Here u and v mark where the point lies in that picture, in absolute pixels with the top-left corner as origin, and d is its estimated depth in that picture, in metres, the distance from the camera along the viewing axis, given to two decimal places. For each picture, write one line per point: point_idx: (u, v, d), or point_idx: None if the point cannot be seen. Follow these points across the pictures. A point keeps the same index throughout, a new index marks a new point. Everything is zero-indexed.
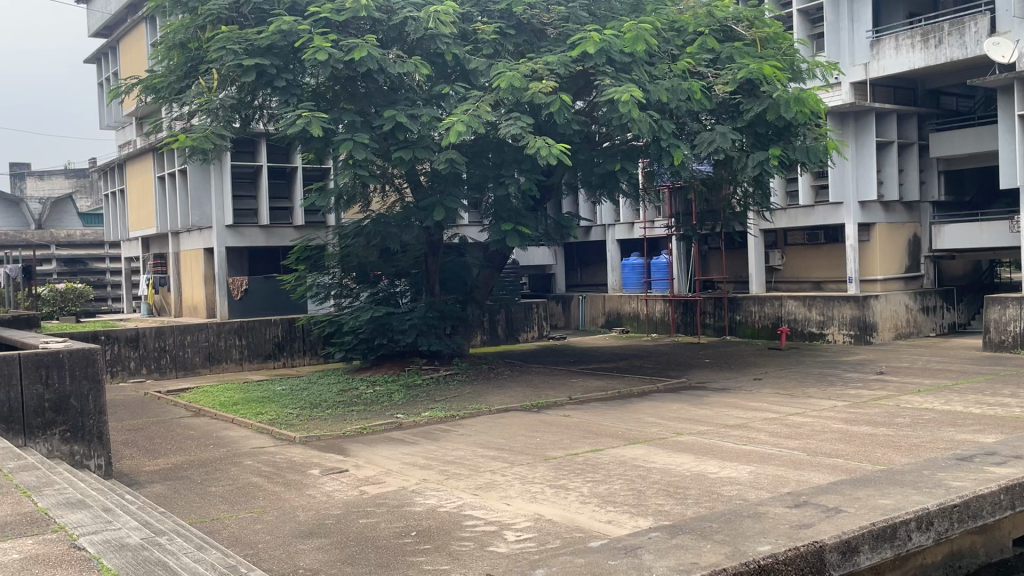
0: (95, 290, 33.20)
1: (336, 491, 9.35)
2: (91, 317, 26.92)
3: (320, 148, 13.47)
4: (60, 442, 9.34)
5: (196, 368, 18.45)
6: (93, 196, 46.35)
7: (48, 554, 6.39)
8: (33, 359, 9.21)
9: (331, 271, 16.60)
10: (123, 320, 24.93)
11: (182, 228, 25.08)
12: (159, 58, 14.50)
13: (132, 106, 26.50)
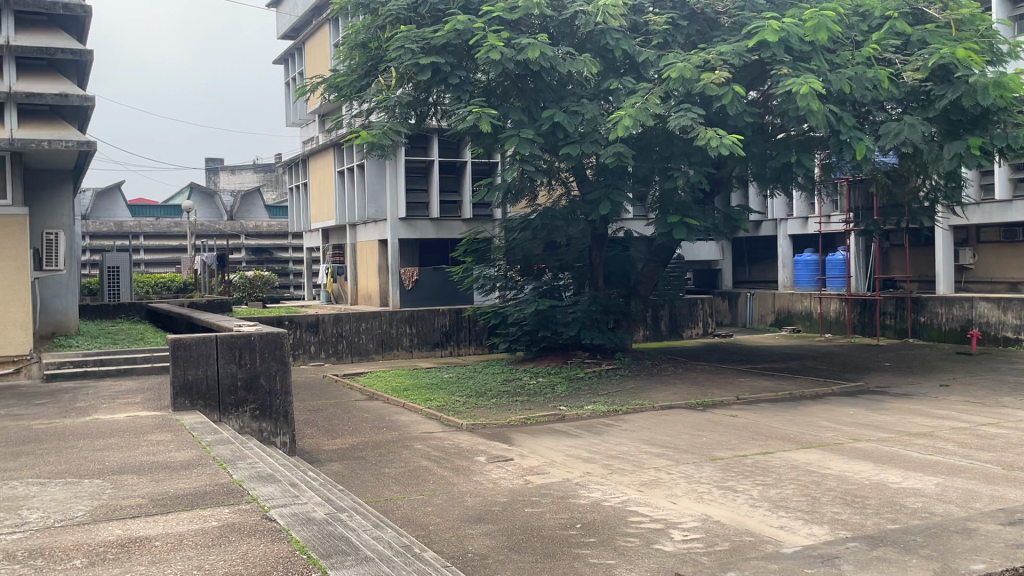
0: (279, 278, 35.40)
1: (502, 478, 9.53)
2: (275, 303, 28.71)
3: (489, 143, 13.73)
4: (250, 419, 10.01)
5: (370, 354, 19.33)
6: (279, 190, 49.55)
7: (243, 523, 6.89)
8: (228, 341, 9.93)
9: (497, 263, 16.89)
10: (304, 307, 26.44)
11: (359, 220, 26.30)
12: (342, 57, 15.20)
13: (316, 103, 28.04)
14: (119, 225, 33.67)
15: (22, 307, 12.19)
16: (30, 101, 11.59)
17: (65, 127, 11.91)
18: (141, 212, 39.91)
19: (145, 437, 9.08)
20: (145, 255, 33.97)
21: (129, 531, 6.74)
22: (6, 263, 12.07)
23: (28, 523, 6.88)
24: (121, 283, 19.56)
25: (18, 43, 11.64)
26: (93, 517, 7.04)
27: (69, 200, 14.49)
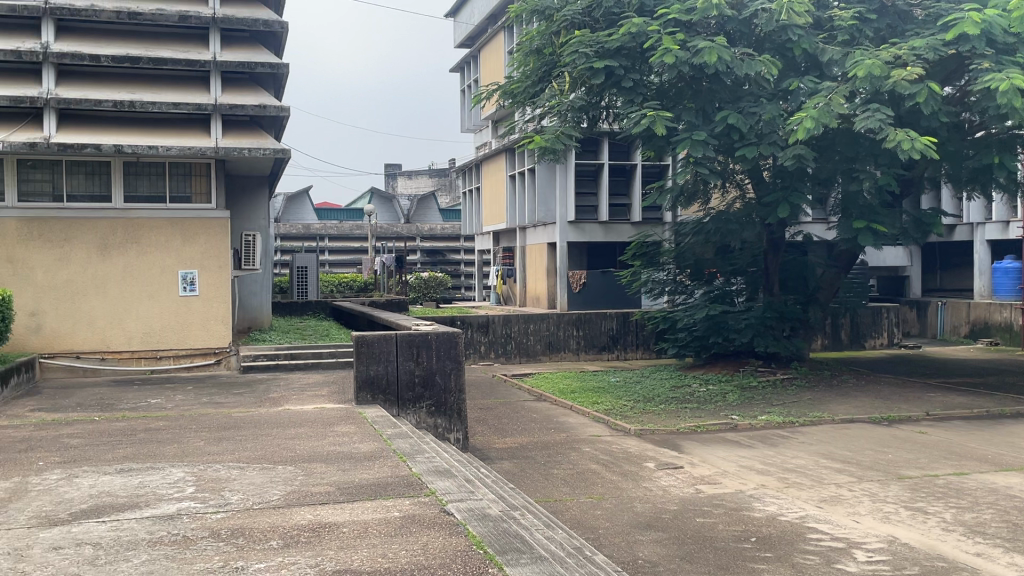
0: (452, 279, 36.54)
1: (673, 486, 9.40)
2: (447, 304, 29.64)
3: (661, 146, 13.59)
4: (426, 415, 10.39)
5: (538, 356, 19.60)
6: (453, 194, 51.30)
7: (424, 516, 7.16)
8: (407, 338, 10.37)
9: (666, 266, 16.72)
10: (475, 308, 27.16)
11: (528, 223, 26.74)
12: (517, 64, 15.52)
13: (489, 109, 28.76)
14: (306, 227, 35.80)
15: (223, 303, 13.20)
16: (234, 113, 12.60)
17: (263, 136, 12.82)
18: (326, 215, 42.27)
19: (331, 428, 9.63)
20: (329, 256, 35.97)
21: (319, 517, 7.16)
22: (211, 262, 13.11)
23: (230, 504, 7.45)
24: (308, 282, 20.81)
25: (224, 59, 12.64)
26: (287, 501, 7.53)
27: (264, 205, 15.56)
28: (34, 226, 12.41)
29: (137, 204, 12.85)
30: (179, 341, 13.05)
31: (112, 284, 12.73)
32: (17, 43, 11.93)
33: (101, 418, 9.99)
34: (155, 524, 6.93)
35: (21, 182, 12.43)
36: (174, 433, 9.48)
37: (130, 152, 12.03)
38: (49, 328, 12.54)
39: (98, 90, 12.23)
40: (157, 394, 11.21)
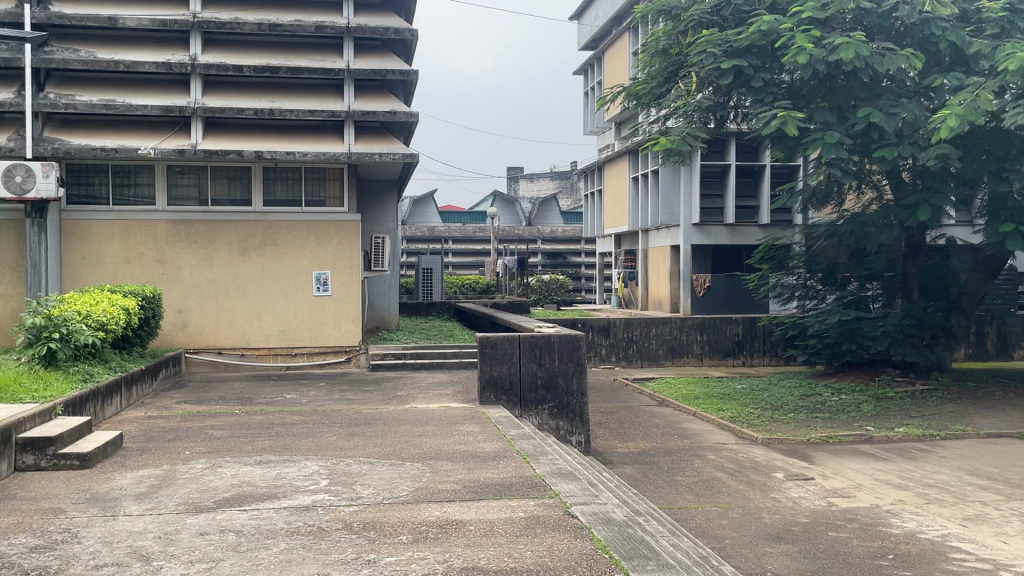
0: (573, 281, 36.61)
1: (803, 498, 9.09)
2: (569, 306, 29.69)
3: (792, 146, 13.18)
4: (548, 417, 10.42)
5: (660, 360, 19.39)
6: (574, 196, 51.38)
7: (549, 517, 7.19)
8: (529, 341, 10.43)
9: (796, 271, 16.24)
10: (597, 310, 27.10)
11: (652, 226, 26.50)
12: (643, 65, 15.39)
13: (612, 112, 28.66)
14: (431, 230, 36.62)
15: (354, 303, 13.64)
16: (366, 119, 13.01)
17: (393, 141, 13.19)
18: (450, 218, 43.11)
19: (456, 427, 9.79)
20: (453, 257, 36.64)
21: (446, 514, 7.29)
22: (343, 263, 13.57)
23: (361, 498, 7.68)
24: (433, 283, 21.26)
25: (357, 67, 13.07)
26: (415, 497, 7.70)
27: (392, 208, 15.99)
28: (181, 228, 13.17)
29: (275, 208, 13.44)
30: (313, 339, 13.57)
31: (251, 283, 13.37)
32: (169, 55, 12.69)
33: (241, 411, 10.50)
34: (293, 514, 7.23)
35: (171, 187, 13.21)
36: (308, 427, 9.86)
37: (269, 158, 12.64)
38: (194, 325, 13.28)
39: (241, 99, 12.87)
40: (292, 389, 11.70)
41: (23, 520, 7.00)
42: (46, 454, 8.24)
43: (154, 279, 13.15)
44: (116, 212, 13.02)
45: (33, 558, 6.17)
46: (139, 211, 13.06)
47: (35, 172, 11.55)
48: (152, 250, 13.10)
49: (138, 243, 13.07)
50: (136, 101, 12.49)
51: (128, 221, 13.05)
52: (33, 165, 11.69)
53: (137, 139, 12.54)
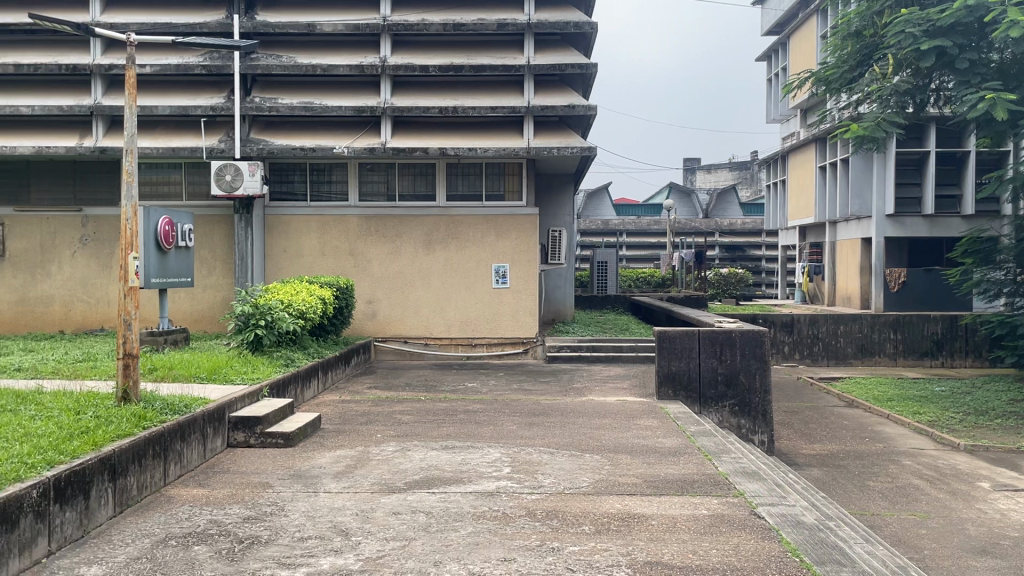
0: (753, 276, 35.64)
1: (1013, 511, 8.39)
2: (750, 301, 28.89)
3: (1002, 131, 12.22)
4: (729, 414, 10.18)
5: (848, 359, 18.56)
6: (754, 188, 49.91)
7: (733, 516, 7.02)
8: (710, 335, 10.22)
9: (1005, 267, 15.02)
10: (778, 306, 26.19)
11: (840, 218, 25.35)
12: (832, 49, 14.68)
13: (797, 99, 27.62)
14: (606, 223, 36.66)
15: (531, 296, 13.87)
16: (544, 113, 13.22)
17: (571, 135, 13.34)
18: (625, 211, 42.96)
19: (635, 421, 9.75)
20: (627, 251, 36.53)
21: (628, 507, 7.27)
22: (521, 256, 13.84)
23: (543, 486, 7.80)
24: (608, 276, 21.25)
25: (537, 62, 13.30)
26: (597, 489, 7.73)
27: (569, 202, 16.11)
28: (371, 223, 13.85)
29: (456, 203, 13.87)
30: (492, 330, 13.94)
31: (435, 276, 13.89)
32: (361, 58, 13.36)
33: (427, 398, 10.93)
34: (479, 499, 7.45)
35: (361, 183, 13.89)
36: (489, 415, 10.14)
37: (453, 154, 13.15)
38: (382, 315, 13.96)
39: (426, 98, 13.38)
40: (473, 378, 12.05)
41: (237, 492, 7.62)
42: (255, 433, 8.94)
43: (347, 271, 13.91)
44: (313, 207, 13.84)
45: (247, 527, 6.70)
46: (333, 207, 13.83)
47: (242, 171, 12.62)
48: (345, 244, 13.86)
49: (332, 237, 13.86)
50: (331, 103, 13.23)
51: (323, 217, 13.86)
52: (241, 164, 12.67)
53: (332, 139, 13.31)
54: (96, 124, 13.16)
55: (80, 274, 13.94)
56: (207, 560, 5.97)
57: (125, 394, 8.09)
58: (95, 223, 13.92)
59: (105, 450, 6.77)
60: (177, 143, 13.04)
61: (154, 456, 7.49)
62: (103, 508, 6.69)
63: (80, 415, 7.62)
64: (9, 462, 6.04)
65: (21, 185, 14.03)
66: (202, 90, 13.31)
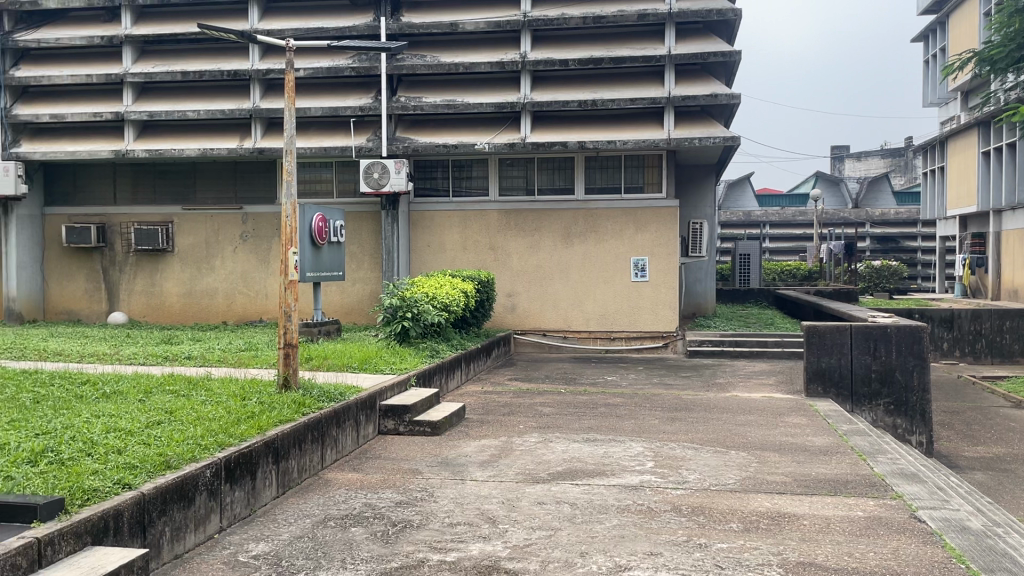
0: (907, 268, 33.89)
1: None
2: (905, 294, 27.47)
3: None
4: (884, 413, 9.76)
5: (1014, 357, 17.37)
6: (910, 175, 47.45)
7: (891, 519, 6.73)
8: (863, 331, 9.81)
9: None
10: (936, 300, 24.80)
11: (1006, 206, 23.75)
12: (996, 27, 13.69)
13: (958, 80, 26.07)
14: (748, 215, 35.72)
15: (671, 290, 13.73)
16: (686, 104, 13.06)
17: (714, 124, 13.13)
18: (766, 201, 41.71)
19: (783, 418, 9.49)
20: (771, 243, 35.54)
21: (778, 506, 7.09)
22: (661, 249, 13.70)
23: (689, 482, 7.72)
24: (751, 269, 20.74)
25: (678, 52, 13.12)
26: (744, 486, 7.58)
27: (711, 193, 15.82)
28: (511, 217, 14.06)
29: (595, 196, 13.88)
30: (631, 324, 13.89)
31: (573, 270, 13.95)
32: (502, 55, 13.56)
33: (567, 391, 11.01)
34: (623, 492, 7.44)
35: (502, 178, 14.11)
36: (630, 409, 10.11)
37: (592, 147, 13.17)
38: (521, 308, 14.16)
39: (566, 91, 13.44)
40: (613, 372, 12.05)
41: (389, 477, 7.92)
42: (403, 421, 9.26)
43: (488, 265, 14.17)
44: (455, 203, 14.17)
45: (399, 511, 6.96)
46: (474, 202, 14.12)
47: (389, 168, 13.13)
48: (485, 238, 14.12)
49: (474, 232, 14.15)
50: (473, 100, 13.51)
51: (465, 212, 14.17)
52: (387, 162, 13.18)
53: (474, 135, 13.59)
54: (255, 126, 13.95)
55: (240, 268, 14.82)
56: (363, 541, 6.24)
57: (286, 381, 8.56)
58: (254, 220, 14.77)
59: (269, 434, 7.18)
60: (328, 143, 13.63)
61: (313, 440, 7.89)
62: (268, 489, 7.11)
63: (246, 401, 8.12)
64: (186, 443, 6.49)
65: (187, 185, 15.02)
66: (350, 91, 13.84)
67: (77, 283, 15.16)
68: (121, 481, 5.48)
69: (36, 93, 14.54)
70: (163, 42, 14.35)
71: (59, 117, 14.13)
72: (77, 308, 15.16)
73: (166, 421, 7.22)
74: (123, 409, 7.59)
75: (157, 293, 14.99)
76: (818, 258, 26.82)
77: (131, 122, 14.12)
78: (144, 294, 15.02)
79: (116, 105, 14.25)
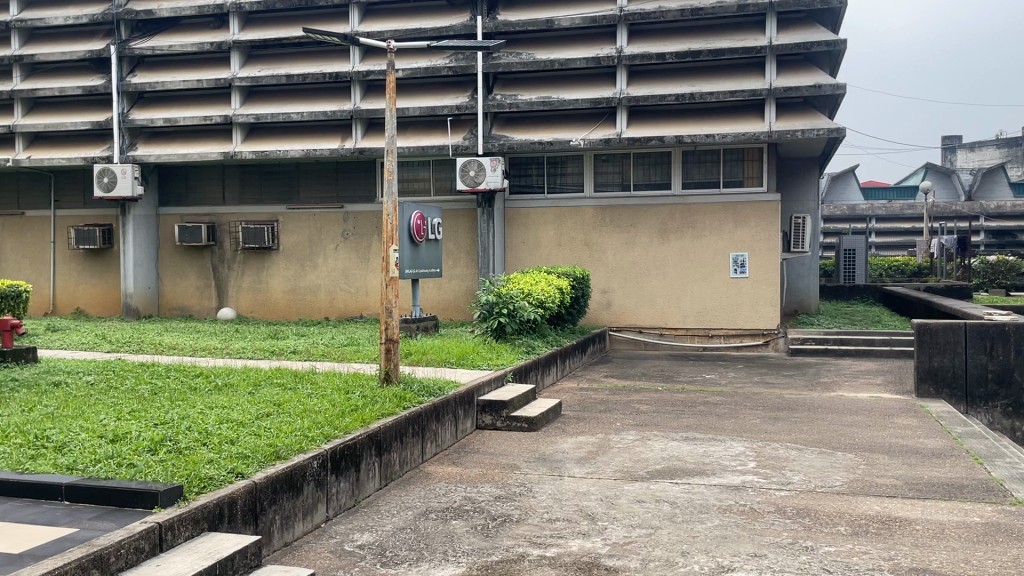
0: None
1: None
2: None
3: None
4: (1001, 415, 9.34)
5: None
6: None
7: (1011, 526, 6.40)
8: (979, 329, 9.40)
9: None
10: None
11: None
12: None
13: None
14: (852, 208, 34.50)
15: (773, 286, 13.43)
16: (787, 95, 12.75)
17: (818, 116, 12.77)
18: (872, 194, 40.22)
19: (892, 420, 9.15)
20: (877, 238, 34.29)
21: (888, 509, 6.84)
22: (762, 244, 13.41)
23: (793, 483, 7.53)
24: (857, 265, 20.09)
25: (779, 42, 12.80)
26: (851, 489, 7.34)
27: (814, 186, 15.39)
28: (607, 213, 13.99)
29: (693, 191, 13.68)
30: (731, 321, 13.65)
31: (670, 266, 13.80)
32: (598, 50, 13.49)
33: (665, 388, 10.89)
34: (725, 492, 7.32)
35: (597, 174, 14.06)
36: (730, 408, 9.92)
37: (689, 141, 12.99)
38: (617, 305, 14.08)
39: (663, 85, 13.29)
40: (711, 370, 11.86)
41: (487, 471, 8.00)
42: (501, 416, 9.34)
43: (583, 261, 14.14)
44: (550, 199, 14.20)
45: (498, 506, 7.02)
46: (569, 198, 14.12)
47: (485, 166, 13.26)
48: (581, 235, 14.10)
49: (569, 228, 14.14)
50: (568, 96, 13.51)
51: (560, 208, 14.19)
52: (483, 160, 13.31)
53: (569, 131, 13.58)
54: (355, 127, 14.30)
55: (342, 265, 15.22)
56: (464, 534, 6.32)
57: (387, 375, 8.74)
58: (355, 218, 15.14)
59: (372, 427, 7.34)
60: (425, 142, 13.86)
61: (414, 434, 8.04)
62: (371, 481, 7.28)
63: (350, 395, 8.34)
64: (294, 434, 6.70)
65: (291, 185, 15.50)
66: (447, 91, 14.02)
67: (189, 280, 15.85)
68: (235, 470, 5.69)
69: (150, 99, 15.25)
70: (268, 47, 14.85)
71: (171, 121, 14.79)
72: (189, 304, 15.85)
73: (275, 413, 7.48)
74: (235, 401, 7.90)
75: (264, 290, 15.55)
76: (928, 254, 25.74)
77: (239, 124, 14.67)
78: (251, 291, 15.60)
79: (224, 109, 14.81)
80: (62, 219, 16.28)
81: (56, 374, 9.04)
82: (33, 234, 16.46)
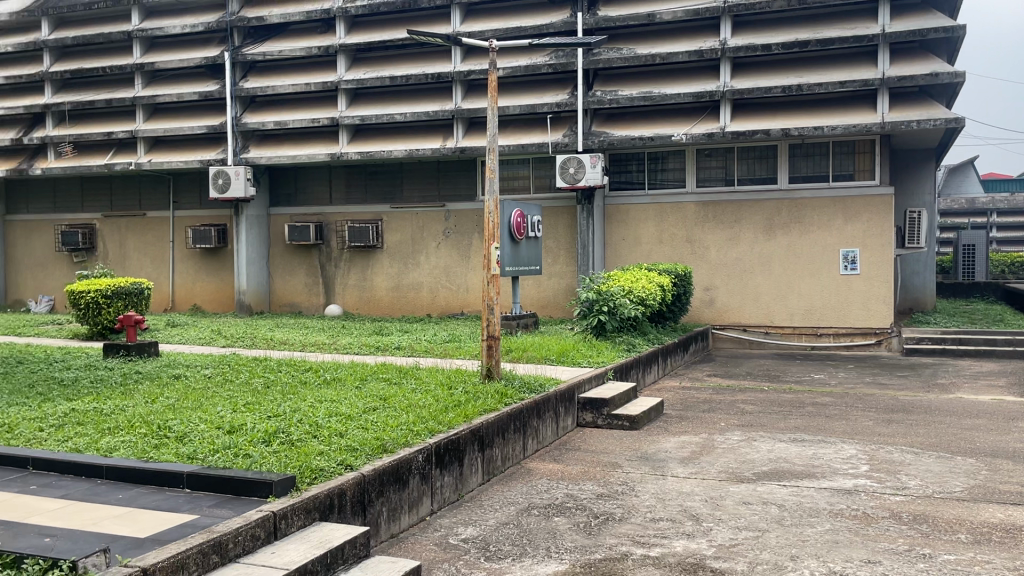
0: None
1: None
2: None
3: None
4: None
5: None
6: None
7: None
8: None
9: None
10: None
11: None
12: None
13: None
14: (971, 202, 32.81)
15: (886, 284, 12.94)
16: (902, 84, 12.25)
17: (934, 106, 12.23)
18: (993, 186, 38.19)
19: (1016, 424, 8.68)
20: (998, 233, 32.54)
21: (1013, 518, 6.49)
22: (874, 240, 12.94)
23: (909, 488, 7.23)
24: (976, 260, 19.21)
25: (893, 30, 12.32)
26: (972, 495, 7.00)
27: (931, 179, 14.72)
28: (710, 209, 13.74)
29: (800, 185, 13.32)
30: (840, 319, 13.22)
31: (776, 263, 13.46)
32: (701, 43, 13.26)
33: (771, 388, 10.62)
34: (836, 496, 7.08)
35: (700, 169, 13.82)
36: (840, 409, 9.60)
37: (796, 134, 12.63)
38: (720, 303, 13.82)
39: (769, 77, 12.97)
40: (820, 369, 11.50)
41: (589, 469, 7.98)
42: (602, 414, 9.30)
43: (685, 258, 13.93)
44: (651, 195, 14.04)
45: (600, 504, 6.99)
46: (671, 194, 13.93)
47: (584, 163, 13.27)
48: (683, 231, 13.89)
49: (670, 224, 13.96)
50: (670, 90, 13.32)
51: (661, 204, 14.01)
52: (583, 157, 13.31)
53: (670, 126, 13.40)
54: (457, 126, 14.49)
55: (443, 263, 15.44)
56: (566, 531, 6.32)
57: (489, 372, 8.82)
58: (456, 216, 15.33)
59: (474, 423, 7.43)
60: (526, 140, 13.92)
61: (515, 430, 8.09)
62: (474, 476, 7.37)
63: (453, 390, 8.45)
64: (400, 429, 6.84)
65: (394, 184, 15.81)
66: (548, 88, 14.04)
67: (298, 277, 16.40)
68: (343, 462, 5.85)
69: (262, 103, 15.83)
70: (373, 49, 15.21)
71: (281, 124, 15.32)
72: (298, 301, 16.40)
73: (380, 407, 7.65)
74: (342, 395, 8.12)
75: (368, 287, 15.94)
76: None
77: (345, 126, 15.08)
78: (356, 288, 16.02)
79: (331, 111, 15.24)
80: (181, 219, 17.09)
81: (176, 367, 9.49)
82: (154, 233, 17.34)
